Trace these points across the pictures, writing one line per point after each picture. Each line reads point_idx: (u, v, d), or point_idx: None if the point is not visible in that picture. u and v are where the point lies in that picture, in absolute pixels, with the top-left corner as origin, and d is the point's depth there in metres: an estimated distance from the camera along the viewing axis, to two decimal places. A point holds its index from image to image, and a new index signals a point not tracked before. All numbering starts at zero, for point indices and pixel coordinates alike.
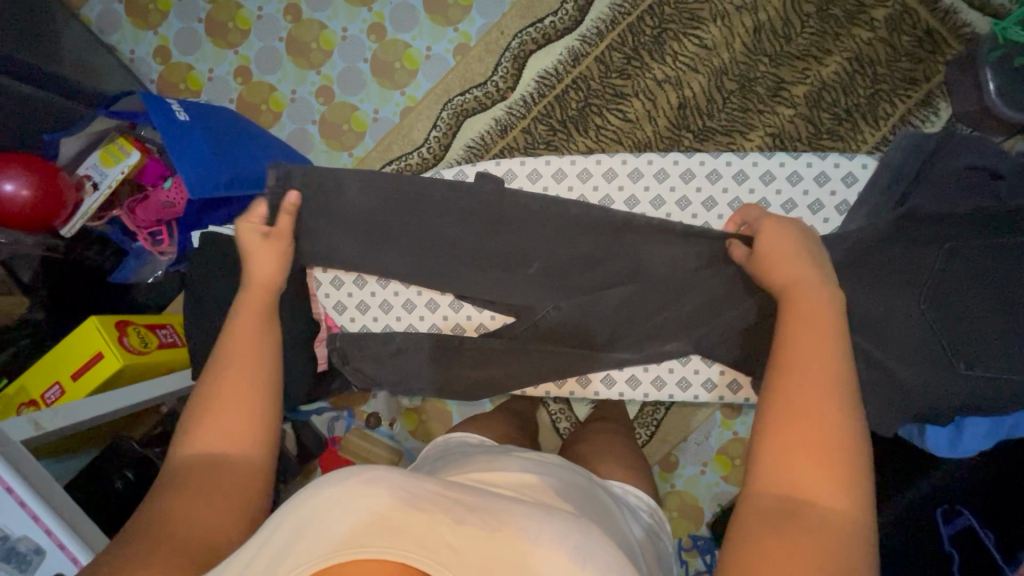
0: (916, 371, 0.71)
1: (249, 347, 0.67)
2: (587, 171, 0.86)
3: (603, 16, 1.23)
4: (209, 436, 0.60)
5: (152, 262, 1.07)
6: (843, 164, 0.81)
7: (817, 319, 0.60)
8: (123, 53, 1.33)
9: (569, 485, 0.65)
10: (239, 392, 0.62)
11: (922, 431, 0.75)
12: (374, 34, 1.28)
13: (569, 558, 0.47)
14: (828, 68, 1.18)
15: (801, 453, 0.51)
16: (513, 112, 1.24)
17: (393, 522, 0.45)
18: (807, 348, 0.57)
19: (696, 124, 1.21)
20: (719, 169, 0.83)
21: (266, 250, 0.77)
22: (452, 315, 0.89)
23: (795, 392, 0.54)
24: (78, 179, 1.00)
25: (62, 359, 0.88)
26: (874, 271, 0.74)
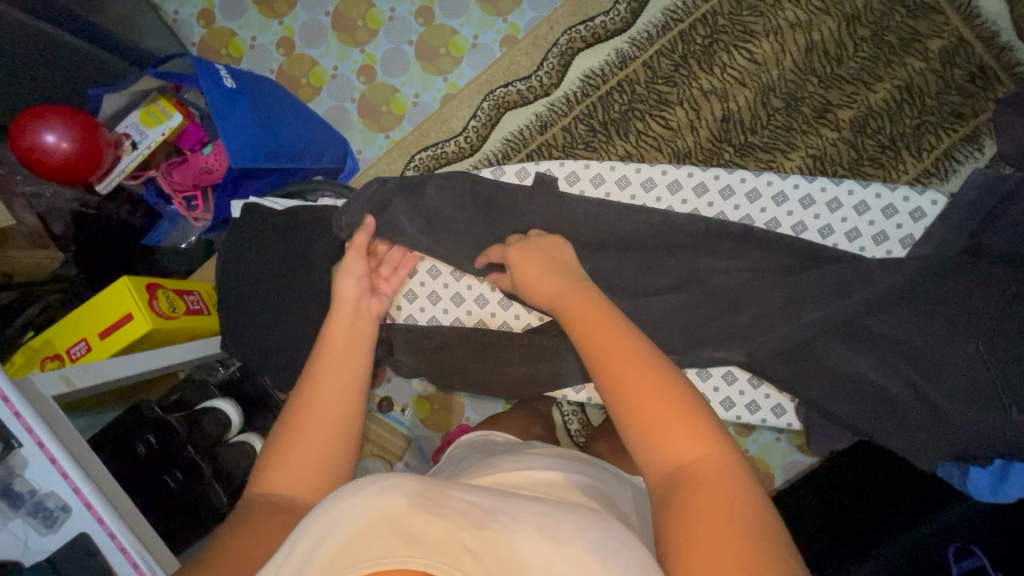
0: (956, 408, 0.71)
1: (331, 395, 0.67)
2: (650, 180, 0.85)
3: (655, 21, 1.21)
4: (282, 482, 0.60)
5: (184, 227, 1.07)
6: (912, 198, 0.80)
7: (603, 331, 0.61)
8: (167, 13, 1.32)
9: (592, 481, 0.65)
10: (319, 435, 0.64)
11: (964, 472, 0.71)
12: (421, 18, 1.26)
13: (591, 553, 0.48)
14: (876, 95, 1.17)
15: (668, 433, 0.54)
16: (555, 109, 1.23)
17: (413, 530, 0.45)
18: (605, 342, 0.60)
19: (738, 138, 1.20)
20: (786, 191, 0.82)
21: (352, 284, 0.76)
22: (500, 312, 0.88)
23: (628, 382, 0.57)
24: (118, 136, 0.99)
25: (91, 316, 0.88)
26: (921, 302, 0.73)
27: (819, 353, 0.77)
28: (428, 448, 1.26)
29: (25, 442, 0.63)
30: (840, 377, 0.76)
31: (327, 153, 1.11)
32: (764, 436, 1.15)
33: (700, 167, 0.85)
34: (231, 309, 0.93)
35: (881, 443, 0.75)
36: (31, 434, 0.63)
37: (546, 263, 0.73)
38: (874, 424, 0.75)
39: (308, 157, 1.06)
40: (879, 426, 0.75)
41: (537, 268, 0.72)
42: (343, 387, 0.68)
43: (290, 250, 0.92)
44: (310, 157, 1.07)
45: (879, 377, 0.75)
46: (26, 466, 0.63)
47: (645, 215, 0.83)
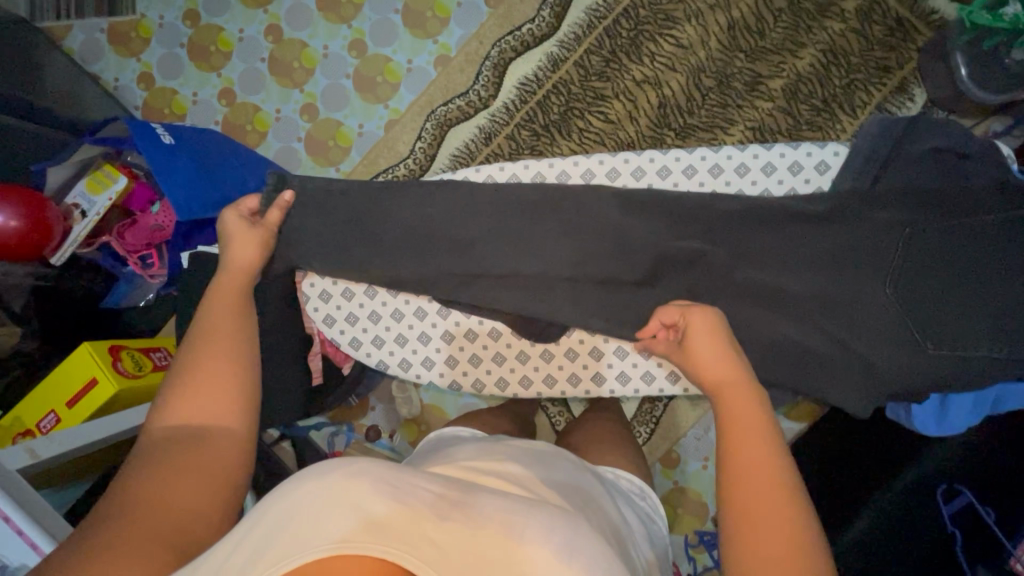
0: (880, 356, 0.73)
1: (227, 326, 0.66)
2: (565, 172, 0.87)
3: (580, 21, 1.25)
4: (191, 414, 0.57)
5: (144, 286, 1.08)
6: (815, 153, 0.83)
7: (748, 421, 0.58)
8: (107, 80, 1.34)
9: (558, 475, 0.66)
10: (217, 368, 0.61)
11: (909, 411, 0.77)
12: (355, 50, 1.29)
13: (553, 552, 0.48)
14: (803, 60, 1.20)
15: (770, 543, 0.50)
16: (496, 119, 1.26)
17: (374, 516, 0.46)
18: (742, 427, 0.57)
19: (677, 121, 1.23)
20: (694, 163, 0.85)
21: (249, 248, 0.76)
22: (441, 321, 0.90)
23: (746, 483, 0.53)
24: (67, 208, 1.00)
25: (56, 387, 0.88)
26: (851, 256, 0.74)
27: (768, 325, 0.77)
28: None
29: None
30: (796, 339, 0.76)
31: None
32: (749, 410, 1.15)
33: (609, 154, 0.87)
34: None
35: (840, 403, 0.76)
36: None
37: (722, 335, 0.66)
38: (828, 388, 0.76)
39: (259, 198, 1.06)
40: (841, 381, 0.75)
41: (711, 343, 0.65)
42: (229, 324, 0.66)
43: None
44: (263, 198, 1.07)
45: (820, 337, 0.75)
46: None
47: (587, 195, 0.82)
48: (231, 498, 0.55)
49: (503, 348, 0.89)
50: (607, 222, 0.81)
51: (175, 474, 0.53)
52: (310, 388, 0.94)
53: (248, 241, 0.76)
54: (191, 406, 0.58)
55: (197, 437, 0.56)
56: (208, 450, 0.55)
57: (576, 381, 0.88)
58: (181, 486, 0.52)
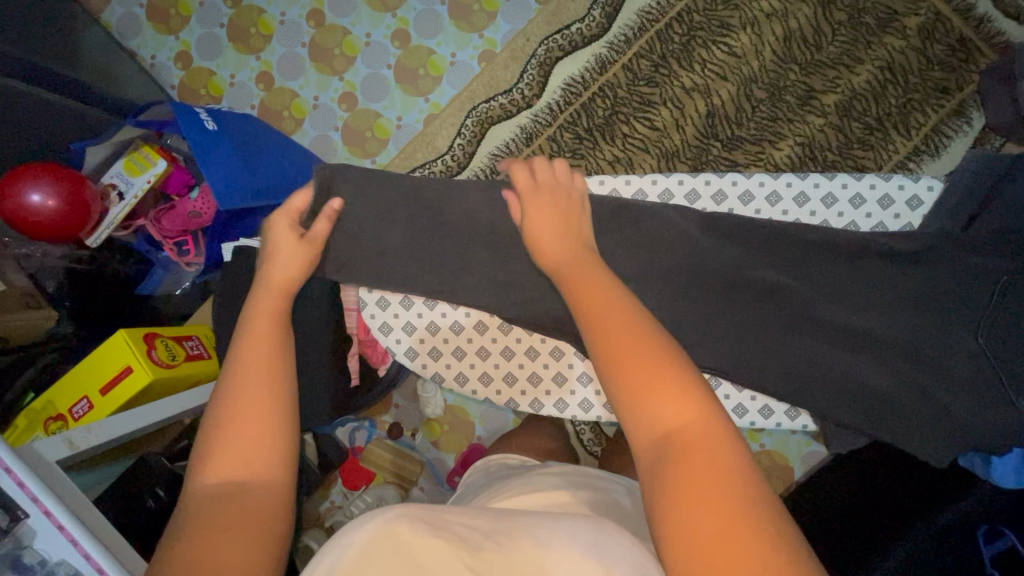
0: (949, 400, 0.72)
1: (260, 359, 0.63)
2: (641, 191, 0.83)
3: (630, 23, 1.21)
4: (227, 469, 0.56)
5: (177, 273, 1.05)
6: (908, 186, 0.79)
7: (601, 298, 0.61)
8: (143, 58, 1.31)
9: (599, 497, 0.67)
10: (255, 411, 0.59)
11: (988, 462, 0.71)
12: (397, 40, 1.26)
13: (583, 553, 0.47)
14: (859, 77, 1.17)
15: (654, 393, 0.52)
16: (539, 119, 1.23)
17: (415, 557, 0.47)
18: (638, 361, 0.54)
19: (724, 132, 1.20)
20: (779, 190, 0.81)
21: (293, 257, 0.75)
22: (501, 337, 0.88)
23: (616, 351, 0.56)
24: (104, 188, 0.98)
25: (90, 373, 0.87)
26: (916, 298, 0.74)
27: (822, 359, 0.76)
28: (440, 470, 1.27)
29: (32, 513, 0.62)
30: (850, 372, 0.75)
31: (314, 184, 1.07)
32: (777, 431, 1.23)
33: (689, 174, 0.84)
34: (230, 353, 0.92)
35: (885, 439, 0.75)
36: (36, 503, 0.62)
37: (562, 211, 0.74)
38: (887, 426, 0.74)
39: (294, 191, 1.04)
40: (890, 420, 0.74)
41: (549, 227, 0.72)
42: (267, 355, 0.64)
43: None
44: (299, 191, 1.05)
45: (886, 378, 0.74)
46: (36, 536, 0.62)
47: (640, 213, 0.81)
48: (273, 559, 0.52)
49: (564, 368, 0.87)
50: (655, 240, 0.80)
51: (213, 538, 0.51)
52: (345, 389, 0.93)
53: (290, 249, 0.75)
54: (227, 461, 0.56)
55: (232, 496, 0.54)
56: (245, 509, 0.53)
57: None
58: (219, 551, 0.50)
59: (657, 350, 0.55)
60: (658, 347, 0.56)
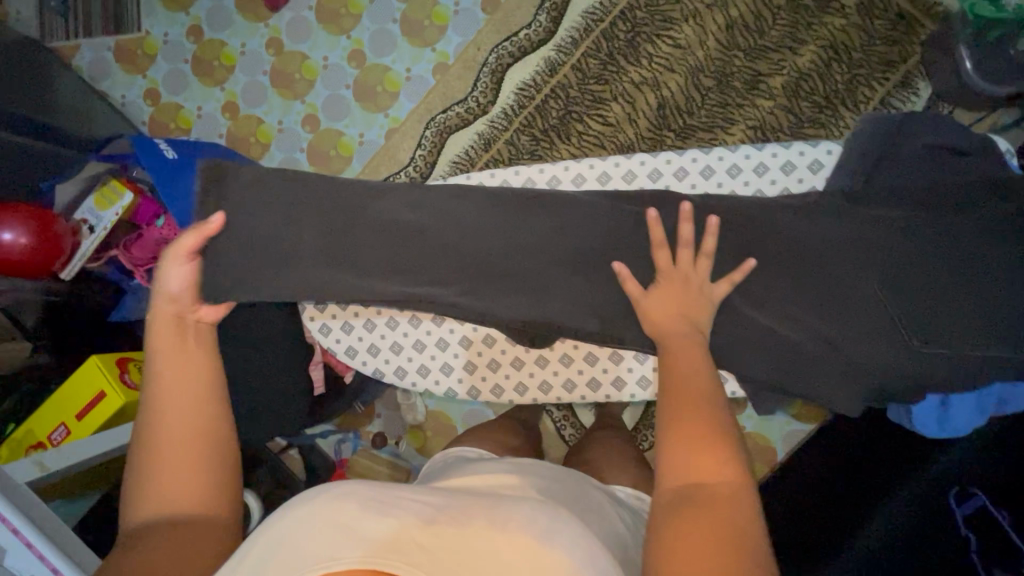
0: (898, 365, 0.71)
1: (178, 394, 0.64)
2: (555, 178, 0.87)
3: (576, 25, 1.25)
4: (165, 501, 0.58)
5: (148, 299, 1.07)
6: (808, 151, 0.82)
7: (686, 358, 0.65)
8: (115, 97, 1.36)
9: (551, 478, 0.69)
10: (186, 448, 0.61)
11: (910, 412, 0.75)
12: (354, 61, 1.31)
13: (535, 539, 0.50)
14: (803, 58, 1.19)
15: (700, 450, 0.56)
16: (495, 125, 1.26)
17: (358, 528, 0.48)
18: (697, 425, 0.58)
19: (676, 122, 1.22)
20: (685, 165, 0.84)
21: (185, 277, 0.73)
22: (436, 329, 0.91)
23: (684, 407, 0.60)
24: (76, 223, 1.03)
25: (66, 400, 0.90)
26: (855, 262, 0.73)
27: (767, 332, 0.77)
28: None
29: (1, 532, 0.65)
30: (797, 344, 0.74)
31: None
32: (758, 412, 1.15)
33: (600, 158, 0.87)
34: None
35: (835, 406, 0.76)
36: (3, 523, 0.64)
37: (684, 295, 0.72)
38: (837, 396, 0.74)
39: None
40: (837, 390, 0.73)
41: (661, 303, 0.72)
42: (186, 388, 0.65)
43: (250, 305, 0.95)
44: None
45: (830, 350, 0.73)
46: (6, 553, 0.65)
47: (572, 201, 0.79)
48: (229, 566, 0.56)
49: (498, 353, 0.90)
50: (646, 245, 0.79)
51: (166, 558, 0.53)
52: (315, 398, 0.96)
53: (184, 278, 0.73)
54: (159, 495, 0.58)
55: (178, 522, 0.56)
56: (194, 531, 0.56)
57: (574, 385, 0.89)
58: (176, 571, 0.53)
59: (716, 420, 0.59)
60: (719, 418, 0.59)
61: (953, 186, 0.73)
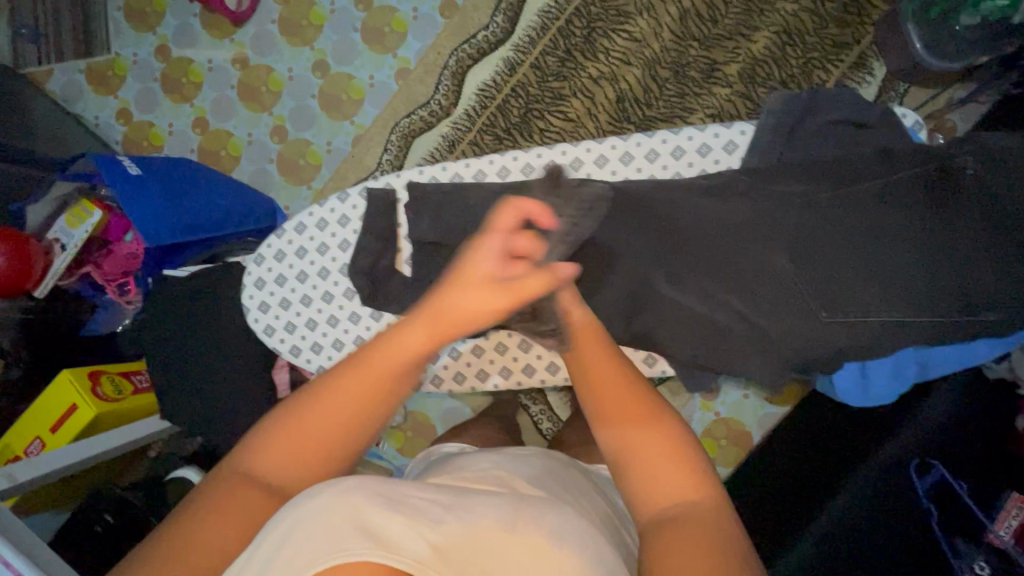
0: (851, 342, 0.70)
1: (311, 430, 0.49)
2: (480, 172, 0.87)
3: (533, 24, 1.26)
4: (217, 564, 0.45)
5: (119, 311, 1.10)
6: (723, 133, 0.82)
7: (586, 353, 0.56)
8: (88, 119, 1.39)
9: (539, 470, 0.66)
10: (268, 502, 0.48)
11: (833, 380, 0.75)
12: (318, 70, 1.33)
13: (549, 540, 0.46)
14: (757, 44, 1.20)
15: (656, 464, 0.51)
16: (458, 126, 1.28)
17: (369, 523, 0.43)
18: (645, 430, 0.52)
19: (635, 115, 1.24)
20: (605, 154, 0.84)
21: (480, 290, 0.48)
22: (374, 324, 0.91)
23: (624, 420, 0.53)
24: (48, 243, 1.05)
25: (40, 414, 0.93)
26: (821, 236, 0.70)
27: None
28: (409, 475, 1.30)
29: None
30: (741, 326, 0.73)
31: (251, 215, 1.14)
32: (731, 396, 1.12)
33: (523, 150, 0.87)
34: (172, 382, 0.97)
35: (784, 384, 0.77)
36: None
37: (517, 282, 0.64)
38: (787, 374, 0.73)
39: (229, 223, 1.11)
40: (788, 369, 0.73)
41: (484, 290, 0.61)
42: (321, 431, 0.50)
43: (219, 312, 0.97)
44: (234, 223, 1.11)
45: (781, 326, 0.71)
46: None
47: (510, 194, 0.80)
48: None
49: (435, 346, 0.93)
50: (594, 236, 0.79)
51: None
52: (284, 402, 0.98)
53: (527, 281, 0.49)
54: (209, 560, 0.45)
55: None
56: None
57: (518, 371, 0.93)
58: None
59: (659, 422, 0.53)
60: (660, 420, 0.53)
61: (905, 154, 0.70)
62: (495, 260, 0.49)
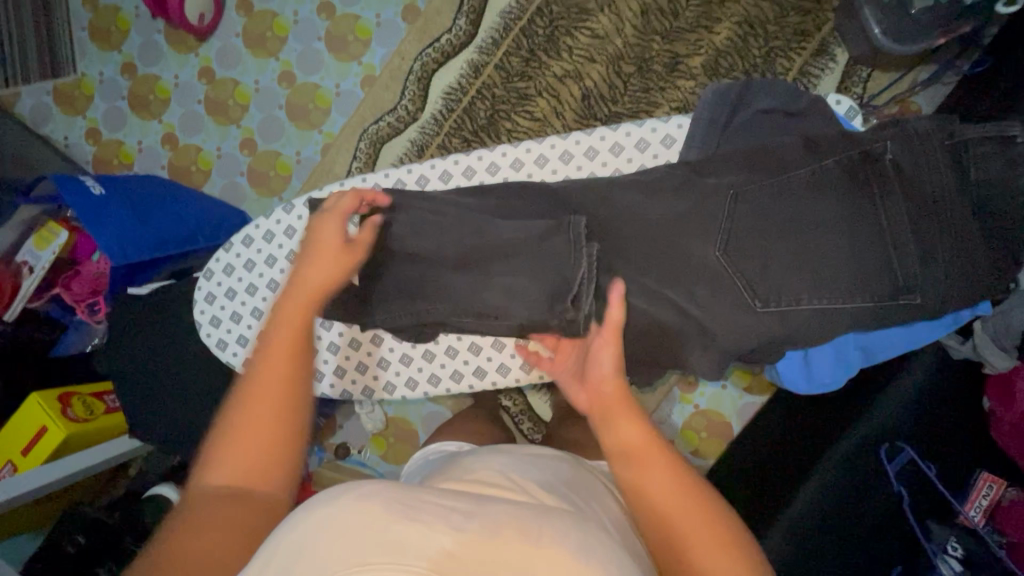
0: (808, 329, 0.70)
1: (274, 357, 0.60)
2: (424, 177, 0.88)
3: (496, 26, 1.26)
4: (232, 471, 0.55)
5: (89, 331, 1.10)
6: (660, 128, 0.83)
7: (622, 418, 0.63)
8: (58, 140, 1.40)
9: (550, 471, 0.64)
10: (258, 418, 0.57)
11: (776, 369, 0.78)
12: (285, 81, 1.33)
13: (573, 555, 0.45)
14: (719, 36, 1.20)
15: (714, 554, 0.54)
16: (426, 131, 1.28)
17: (391, 536, 0.43)
18: (702, 523, 0.56)
19: (601, 111, 1.24)
20: (545, 153, 0.85)
21: (333, 222, 0.73)
22: (325, 334, 0.92)
23: (683, 524, 0.56)
24: (18, 265, 1.06)
25: (11, 438, 0.93)
26: (773, 226, 0.70)
27: None
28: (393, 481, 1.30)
29: None
30: None
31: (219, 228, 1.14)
32: (708, 387, 1.10)
33: (465, 153, 0.88)
34: (143, 401, 0.97)
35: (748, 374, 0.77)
36: None
37: (332, 254, 0.70)
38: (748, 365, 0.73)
39: (196, 237, 1.10)
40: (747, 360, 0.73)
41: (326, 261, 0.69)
42: (284, 362, 0.60)
43: (187, 328, 0.97)
44: (202, 237, 1.11)
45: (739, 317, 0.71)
46: None
47: (465, 198, 0.80)
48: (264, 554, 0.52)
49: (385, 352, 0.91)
50: None
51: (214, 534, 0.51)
52: None
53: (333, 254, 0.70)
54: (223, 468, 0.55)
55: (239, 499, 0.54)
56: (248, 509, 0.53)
57: (482, 373, 0.90)
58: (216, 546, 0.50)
59: (710, 514, 0.57)
60: (710, 506, 0.57)
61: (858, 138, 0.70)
62: (336, 230, 0.72)
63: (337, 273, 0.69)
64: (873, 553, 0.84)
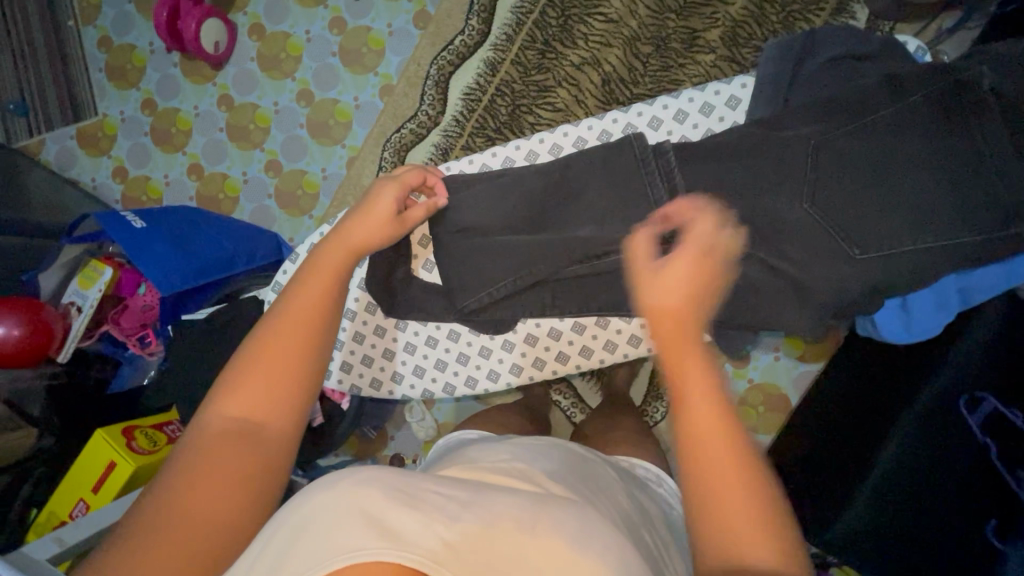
0: (882, 284, 0.68)
1: (303, 307, 0.56)
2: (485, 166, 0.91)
3: (508, 21, 1.26)
4: (235, 407, 0.52)
5: (143, 365, 1.10)
6: (723, 90, 0.85)
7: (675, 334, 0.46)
8: (85, 182, 1.41)
9: (559, 461, 0.63)
10: (278, 360, 0.54)
11: (874, 323, 0.76)
12: (303, 100, 1.34)
13: (568, 543, 0.42)
14: (735, 6, 1.18)
15: (724, 508, 0.42)
16: (449, 134, 1.27)
17: (384, 522, 0.41)
18: (723, 470, 0.42)
19: (622, 95, 1.23)
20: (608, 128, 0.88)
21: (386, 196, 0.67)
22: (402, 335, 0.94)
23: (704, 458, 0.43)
24: (65, 307, 1.05)
25: (81, 477, 0.93)
26: (837, 183, 0.69)
27: None
28: None
29: None
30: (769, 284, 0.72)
31: (257, 250, 1.13)
32: (762, 359, 1.15)
33: (525, 139, 0.91)
34: None
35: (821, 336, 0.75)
36: None
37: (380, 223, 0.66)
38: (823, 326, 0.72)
39: (237, 261, 1.10)
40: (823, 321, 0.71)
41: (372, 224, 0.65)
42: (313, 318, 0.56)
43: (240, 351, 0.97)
44: (243, 261, 1.11)
45: (810, 277, 0.69)
46: None
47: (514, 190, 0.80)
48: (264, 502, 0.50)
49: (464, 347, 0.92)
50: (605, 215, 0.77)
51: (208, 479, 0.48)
52: None
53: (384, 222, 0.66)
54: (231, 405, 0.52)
55: (244, 437, 0.51)
56: (255, 449, 0.50)
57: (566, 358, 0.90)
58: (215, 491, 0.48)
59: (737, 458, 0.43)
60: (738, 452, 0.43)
61: (912, 84, 0.69)
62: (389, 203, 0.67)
63: (384, 235, 0.66)
64: (949, 516, 0.81)
